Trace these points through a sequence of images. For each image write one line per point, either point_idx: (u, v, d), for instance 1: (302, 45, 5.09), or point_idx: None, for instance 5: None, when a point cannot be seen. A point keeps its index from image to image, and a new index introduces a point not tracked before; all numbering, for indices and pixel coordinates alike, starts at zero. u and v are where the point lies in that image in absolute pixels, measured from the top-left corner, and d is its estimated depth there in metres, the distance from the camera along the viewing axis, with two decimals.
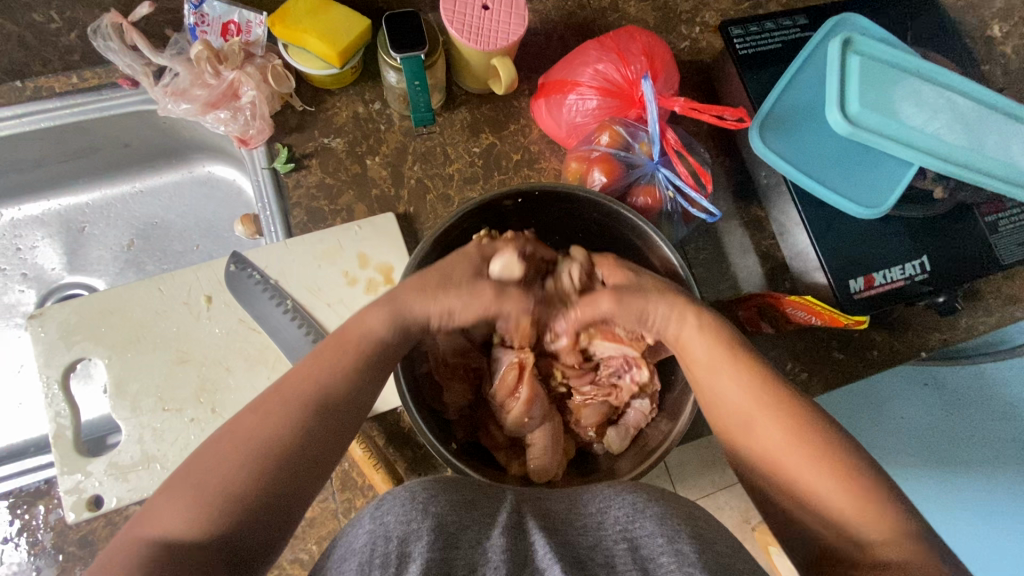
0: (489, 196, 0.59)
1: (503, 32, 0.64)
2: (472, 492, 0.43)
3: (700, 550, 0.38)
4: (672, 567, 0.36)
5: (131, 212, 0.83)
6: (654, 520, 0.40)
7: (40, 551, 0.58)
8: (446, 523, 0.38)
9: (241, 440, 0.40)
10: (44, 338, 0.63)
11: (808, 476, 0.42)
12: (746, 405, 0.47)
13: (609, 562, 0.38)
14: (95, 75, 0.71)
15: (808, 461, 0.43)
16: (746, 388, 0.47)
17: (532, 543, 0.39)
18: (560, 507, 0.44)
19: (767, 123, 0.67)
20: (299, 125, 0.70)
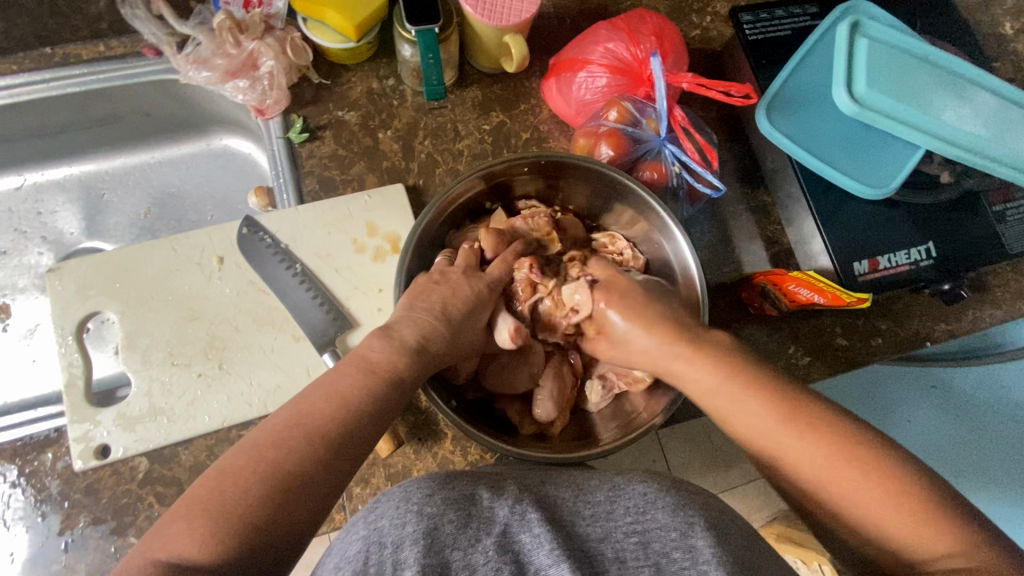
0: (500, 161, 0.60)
1: (516, 8, 0.65)
2: (470, 486, 0.42)
3: (713, 542, 0.39)
4: (685, 564, 0.38)
5: (149, 181, 0.85)
6: (665, 511, 0.41)
7: (47, 497, 0.59)
8: (441, 525, 0.38)
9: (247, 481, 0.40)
10: (61, 291, 0.65)
11: (881, 509, 0.42)
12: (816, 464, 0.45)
13: (619, 557, 0.40)
14: (121, 44, 0.73)
15: (882, 494, 0.43)
16: (816, 450, 0.45)
17: (539, 537, 0.39)
18: (565, 493, 0.44)
19: (775, 103, 0.68)
20: (315, 98, 0.72)
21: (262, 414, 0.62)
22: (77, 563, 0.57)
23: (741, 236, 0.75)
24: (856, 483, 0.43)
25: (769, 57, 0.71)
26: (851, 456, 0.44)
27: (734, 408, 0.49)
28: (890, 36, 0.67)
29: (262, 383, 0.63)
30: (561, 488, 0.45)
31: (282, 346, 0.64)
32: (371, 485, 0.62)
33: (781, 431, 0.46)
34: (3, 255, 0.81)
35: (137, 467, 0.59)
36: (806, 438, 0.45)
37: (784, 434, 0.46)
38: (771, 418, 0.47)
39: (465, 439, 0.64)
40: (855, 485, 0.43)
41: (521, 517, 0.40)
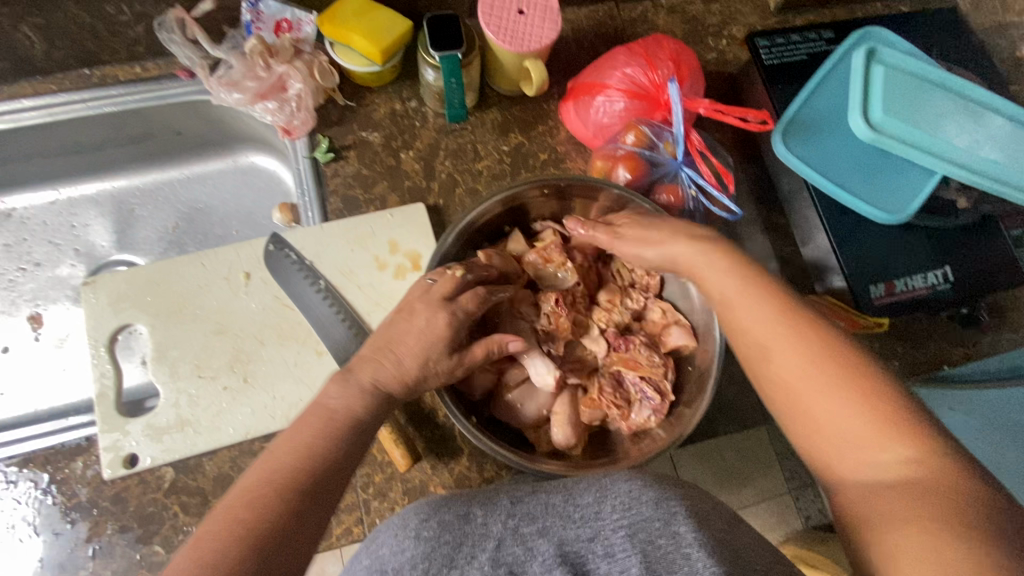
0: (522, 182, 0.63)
1: (537, 35, 0.67)
2: (465, 507, 0.44)
3: (696, 527, 0.38)
4: (670, 549, 0.37)
5: (177, 196, 0.88)
6: (650, 504, 0.40)
7: (76, 504, 0.61)
8: (439, 547, 0.40)
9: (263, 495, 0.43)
10: (94, 303, 0.67)
11: (822, 396, 0.43)
12: (768, 337, 0.47)
13: (609, 553, 0.38)
14: (155, 66, 0.76)
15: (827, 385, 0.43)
16: (774, 322, 0.47)
17: (531, 549, 0.40)
18: (554, 498, 0.44)
19: (792, 128, 0.69)
20: (340, 119, 0.75)
21: (284, 426, 0.63)
22: (103, 569, 0.59)
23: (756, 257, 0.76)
24: (815, 372, 0.44)
25: (786, 82, 0.72)
26: (823, 349, 0.44)
27: (726, 296, 0.50)
28: (907, 63, 0.67)
29: (284, 396, 0.64)
30: (550, 494, 0.45)
31: (305, 361, 0.66)
32: (389, 499, 0.63)
33: (770, 315, 0.47)
34: (37, 266, 0.84)
35: (163, 476, 0.61)
36: (787, 332, 0.46)
37: (761, 319, 0.47)
38: (760, 299, 0.48)
39: (482, 456, 0.65)
40: (815, 375, 0.44)
41: (514, 532, 0.41)
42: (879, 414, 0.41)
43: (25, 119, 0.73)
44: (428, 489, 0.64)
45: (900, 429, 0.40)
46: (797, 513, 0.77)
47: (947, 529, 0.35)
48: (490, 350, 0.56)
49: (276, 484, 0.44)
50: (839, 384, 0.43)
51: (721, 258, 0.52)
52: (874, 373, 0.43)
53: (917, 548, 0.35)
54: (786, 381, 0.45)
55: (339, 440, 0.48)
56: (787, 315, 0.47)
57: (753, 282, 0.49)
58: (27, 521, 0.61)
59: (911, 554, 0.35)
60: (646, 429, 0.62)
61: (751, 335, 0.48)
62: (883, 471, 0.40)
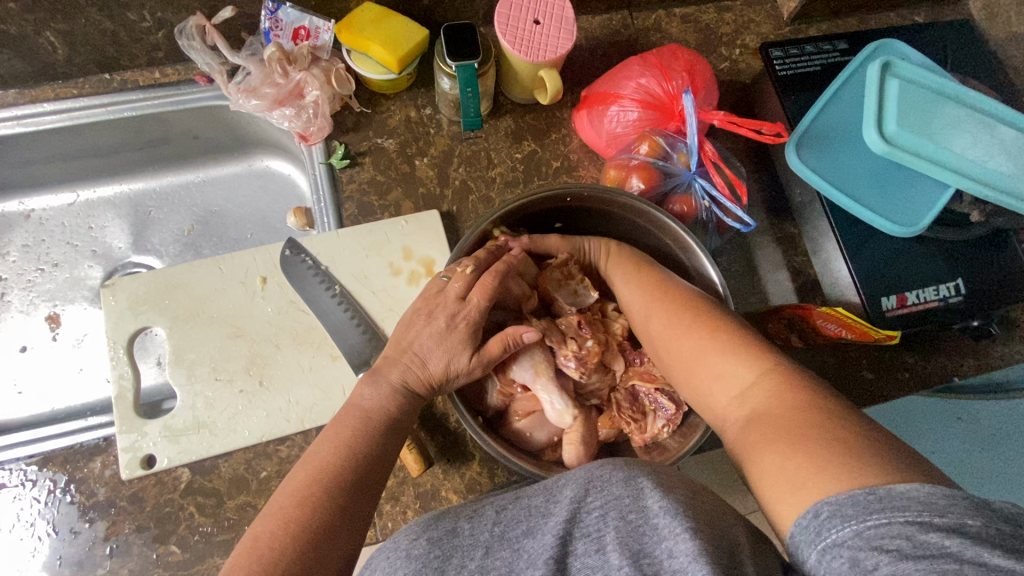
0: (542, 190, 0.62)
1: (552, 45, 0.68)
2: (454, 520, 0.43)
3: (662, 496, 0.37)
4: (640, 523, 0.37)
5: (193, 199, 0.89)
6: (620, 482, 0.40)
7: (94, 503, 0.62)
8: (429, 561, 0.39)
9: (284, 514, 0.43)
10: (113, 305, 0.68)
11: (692, 344, 0.51)
12: (644, 305, 0.58)
13: (587, 534, 0.38)
14: (175, 72, 0.77)
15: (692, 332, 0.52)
16: (644, 292, 0.58)
17: (518, 551, 0.39)
18: (536, 500, 0.43)
19: (806, 139, 0.69)
20: (356, 126, 0.75)
21: (299, 430, 0.64)
22: (120, 568, 0.60)
23: (767, 266, 0.76)
24: (686, 336, 0.52)
25: (800, 93, 0.73)
26: (692, 315, 0.53)
27: (621, 278, 0.62)
28: (922, 76, 0.67)
29: (299, 400, 0.65)
30: (531, 496, 0.43)
31: (320, 365, 0.67)
32: (401, 502, 0.64)
33: (646, 288, 0.58)
34: (55, 267, 0.85)
35: (179, 477, 0.62)
36: (656, 298, 0.57)
37: (645, 301, 0.58)
38: (637, 279, 0.60)
39: (493, 462, 0.65)
40: (685, 338, 0.52)
41: (500, 539, 0.40)
42: (740, 361, 0.47)
43: (46, 122, 0.75)
44: (440, 494, 0.64)
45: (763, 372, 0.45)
46: None
47: (796, 437, 0.39)
48: (505, 343, 0.56)
49: (324, 483, 0.45)
50: (705, 341, 0.50)
51: (616, 251, 0.64)
52: (737, 330, 0.50)
53: (773, 460, 0.39)
54: (670, 350, 0.54)
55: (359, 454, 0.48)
56: (660, 293, 0.57)
57: (629, 263, 0.62)
58: (45, 519, 0.62)
59: (770, 466, 0.39)
60: (660, 440, 0.62)
61: (641, 317, 0.58)
62: (752, 409, 0.44)
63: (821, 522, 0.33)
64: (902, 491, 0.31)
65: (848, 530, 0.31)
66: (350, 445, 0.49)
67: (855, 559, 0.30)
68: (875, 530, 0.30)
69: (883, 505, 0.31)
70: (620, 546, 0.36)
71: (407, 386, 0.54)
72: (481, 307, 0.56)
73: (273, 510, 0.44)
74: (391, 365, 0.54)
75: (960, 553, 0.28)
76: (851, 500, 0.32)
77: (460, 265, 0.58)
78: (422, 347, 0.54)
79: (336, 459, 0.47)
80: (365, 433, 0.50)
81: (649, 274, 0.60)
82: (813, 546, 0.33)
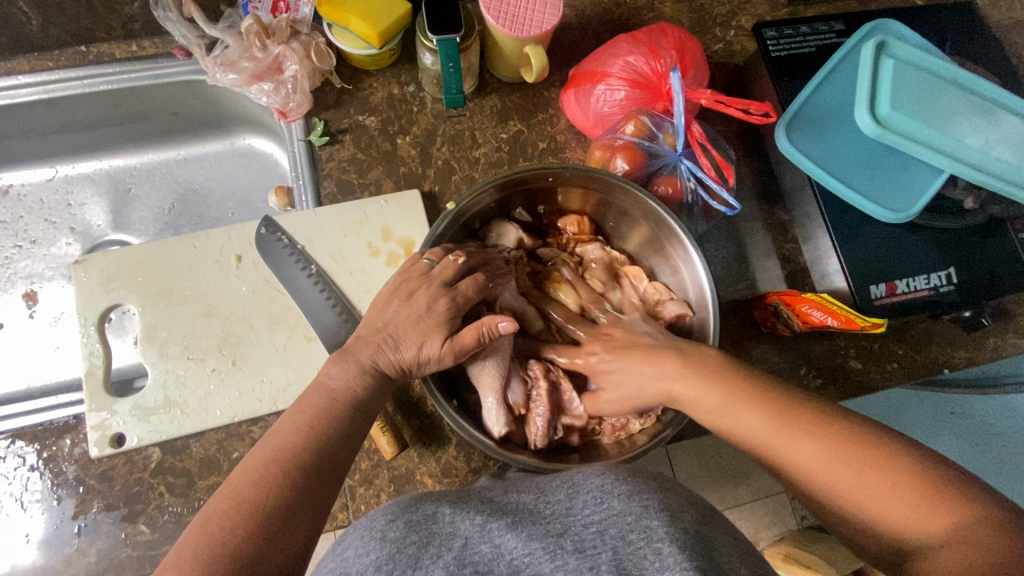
0: (520, 170, 0.60)
1: (537, 20, 0.66)
2: (433, 506, 0.43)
3: (669, 521, 0.36)
4: (641, 545, 0.35)
5: (174, 177, 0.88)
6: (622, 498, 0.39)
7: (63, 481, 0.61)
8: (405, 547, 0.39)
9: (241, 495, 0.42)
10: (85, 281, 0.67)
11: (843, 493, 0.42)
12: (760, 435, 0.46)
13: (579, 548, 0.37)
14: (152, 45, 0.75)
15: (841, 479, 0.42)
16: (760, 420, 0.46)
17: (498, 548, 0.38)
18: (525, 497, 0.43)
19: (796, 121, 0.67)
20: (337, 102, 0.74)
21: (272, 411, 0.63)
22: (89, 547, 0.59)
23: (757, 253, 0.74)
24: (826, 479, 0.43)
25: (792, 73, 0.70)
26: (823, 445, 0.44)
27: (715, 410, 0.49)
28: (918, 57, 0.65)
29: (272, 380, 0.64)
30: (520, 492, 0.44)
31: (294, 346, 0.65)
32: (375, 486, 0.63)
33: (763, 425, 0.46)
34: (33, 243, 0.84)
35: (149, 456, 0.61)
36: (773, 428, 0.46)
37: (758, 430, 0.46)
38: (743, 410, 0.47)
39: (470, 446, 0.64)
40: (833, 479, 0.43)
41: (482, 530, 0.40)
42: (894, 490, 0.41)
43: (22, 95, 0.73)
44: (415, 478, 0.63)
45: (918, 495, 0.40)
46: (792, 513, 0.79)
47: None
48: (480, 333, 0.54)
49: (284, 465, 0.44)
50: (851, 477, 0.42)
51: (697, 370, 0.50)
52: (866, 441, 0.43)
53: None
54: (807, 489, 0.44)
55: (327, 438, 0.47)
56: (777, 419, 0.46)
57: (725, 387, 0.48)
58: (13, 496, 0.60)
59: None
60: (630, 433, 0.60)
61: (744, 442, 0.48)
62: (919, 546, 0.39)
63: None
64: None
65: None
66: (320, 424, 0.48)
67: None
68: None
69: None
70: (613, 566, 0.35)
71: (381, 365, 0.52)
72: (461, 290, 0.55)
73: (229, 488, 0.43)
74: (363, 343, 0.53)
75: None
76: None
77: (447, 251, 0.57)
78: (397, 328, 0.53)
79: (301, 442, 0.46)
80: (335, 414, 0.49)
81: (758, 397, 0.47)
82: None
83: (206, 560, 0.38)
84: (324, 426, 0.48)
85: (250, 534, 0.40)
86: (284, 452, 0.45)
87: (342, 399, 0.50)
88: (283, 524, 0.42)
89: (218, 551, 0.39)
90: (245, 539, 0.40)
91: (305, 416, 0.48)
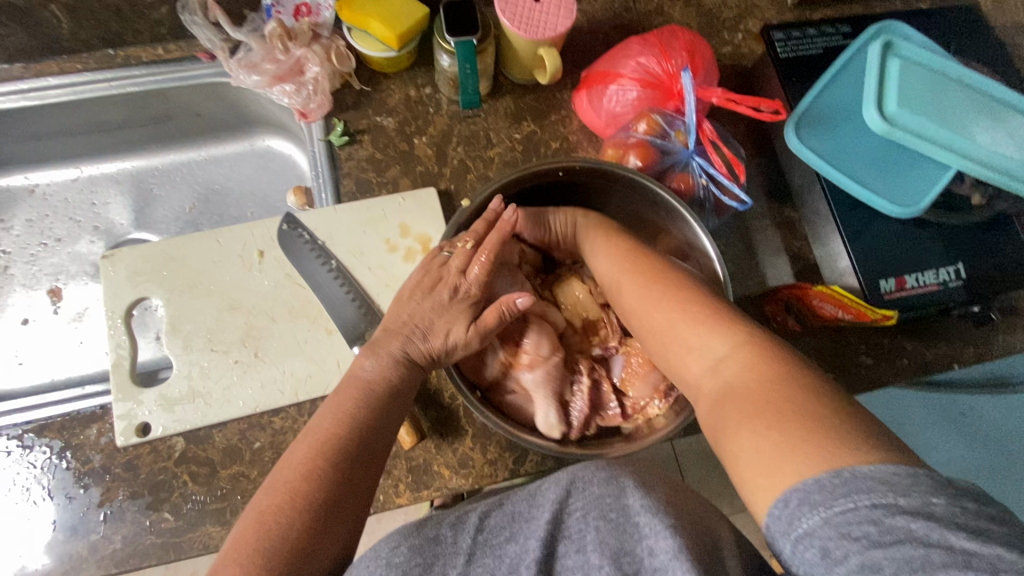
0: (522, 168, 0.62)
1: (552, 23, 0.68)
2: (435, 529, 0.42)
3: (642, 494, 0.38)
4: (620, 521, 0.37)
5: (194, 177, 0.90)
6: (600, 482, 0.40)
7: (89, 470, 0.62)
8: (411, 567, 0.38)
9: (282, 488, 0.44)
10: (113, 275, 0.69)
11: (674, 320, 0.49)
12: (618, 272, 0.57)
13: (566, 534, 0.38)
14: (177, 49, 0.77)
15: (677, 307, 0.50)
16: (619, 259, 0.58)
17: (501, 557, 0.39)
18: (519, 507, 0.43)
19: (804, 120, 0.69)
20: (355, 103, 0.75)
21: (293, 402, 0.65)
22: (114, 534, 0.60)
23: (767, 251, 0.75)
24: (660, 310, 0.51)
25: (800, 74, 0.72)
26: (658, 279, 0.53)
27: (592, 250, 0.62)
28: (923, 56, 0.67)
29: (293, 372, 0.66)
30: (515, 503, 0.44)
31: (315, 339, 0.67)
32: (393, 476, 0.63)
33: (623, 263, 0.57)
34: (58, 241, 0.86)
35: (174, 446, 0.63)
36: (631, 266, 0.56)
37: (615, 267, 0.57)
38: (614, 254, 0.59)
39: (486, 437, 0.66)
40: (662, 309, 0.51)
41: (483, 545, 0.40)
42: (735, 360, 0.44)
43: (51, 96, 0.75)
44: (432, 469, 0.64)
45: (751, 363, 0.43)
46: None
47: (782, 424, 0.37)
48: (501, 312, 0.55)
49: (331, 455, 0.46)
50: (707, 336, 0.46)
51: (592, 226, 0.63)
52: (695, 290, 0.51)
53: (760, 446, 0.37)
54: (647, 326, 0.52)
55: (355, 425, 0.48)
56: (655, 284, 0.53)
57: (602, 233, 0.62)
58: (41, 483, 0.62)
59: (757, 453, 0.37)
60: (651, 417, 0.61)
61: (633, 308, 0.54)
62: (726, 382, 0.43)
63: (792, 511, 0.33)
64: (864, 472, 0.31)
65: (817, 518, 0.31)
66: (353, 414, 0.49)
67: (825, 550, 0.30)
68: (842, 517, 0.30)
69: (848, 486, 0.31)
70: (599, 545, 0.36)
71: (410, 355, 0.54)
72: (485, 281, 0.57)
73: (279, 485, 0.44)
74: (391, 336, 0.55)
75: (931, 539, 0.28)
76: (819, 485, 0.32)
77: (461, 240, 0.58)
78: (421, 318, 0.55)
79: (340, 430, 0.48)
80: (367, 403, 0.50)
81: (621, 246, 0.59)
82: (786, 537, 0.32)
83: (268, 556, 0.40)
84: (358, 415, 0.49)
85: (301, 524, 0.42)
86: (327, 444, 0.46)
87: (369, 389, 0.51)
88: (327, 506, 0.43)
89: (275, 547, 0.40)
90: (298, 529, 0.42)
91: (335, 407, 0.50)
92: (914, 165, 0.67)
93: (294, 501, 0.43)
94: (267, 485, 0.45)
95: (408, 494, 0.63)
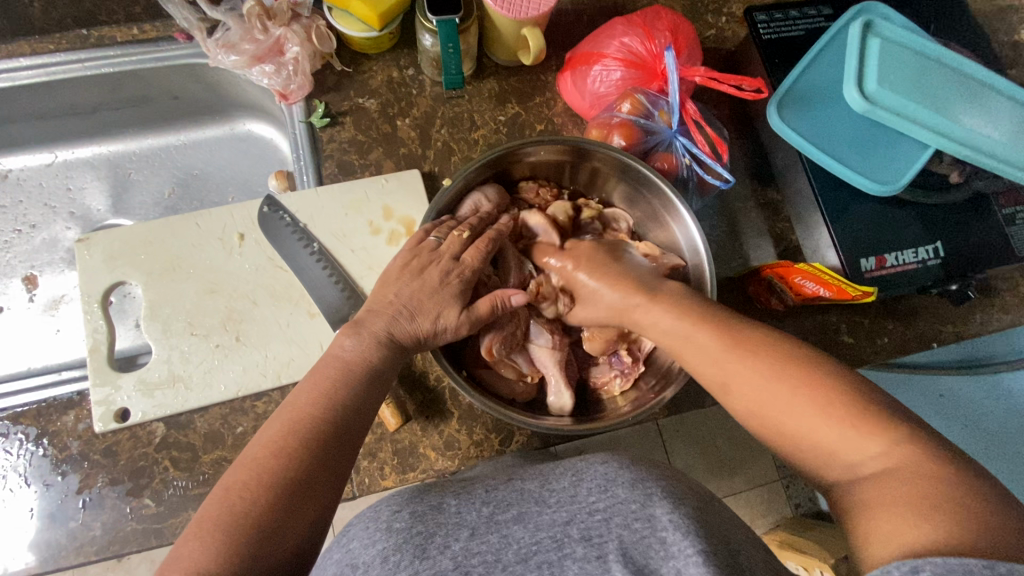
0: (496, 150, 0.61)
1: (534, 3, 0.66)
2: (438, 498, 0.43)
3: (671, 508, 0.37)
4: (644, 534, 0.36)
5: (174, 162, 0.89)
6: (626, 486, 0.39)
7: (67, 457, 0.61)
8: (411, 537, 0.38)
9: (259, 466, 0.43)
10: (88, 259, 0.68)
11: (800, 419, 0.43)
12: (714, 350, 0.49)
13: (586, 536, 0.37)
14: (152, 29, 0.74)
15: (796, 399, 0.44)
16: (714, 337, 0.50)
17: (506, 537, 0.38)
18: (530, 484, 0.43)
19: (786, 100, 0.69)
20: (337, 85, 0.74)
21: (276, 385, 0.64)
22: (93, 522, 0.59)
23: (750, 233, 0.76)
24: (775, 399, 0.45)
25: (782, 56, 0.73)
26: (768, 363, 0.46)
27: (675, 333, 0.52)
28: (903, 36, 0.67)
29: (275, 356, 0.65)
30: (525, 481, 0.44)
31: (297, 321, 0.66)
32: (378, 459, 0.63)
33: (719, 347, 0.49)
34: (32, 228, 0.84)
35: (154, 431, 0.62)
36: (722, 344, 0.49)
37: (711, 348, 0.49)
38: (705, 334, 0.50)
39: (471, 420, 0.65)
40: (788, 403, 0.44)
41: (489, 521, 0.40)
42: (838, 420, 0.41)
43: (22, 77, 0.72)
44: (418, 451, 0.64)
45: (879, 428, 0.40)
46: (787, 500, 0.85)
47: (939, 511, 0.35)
48: (495, 304, 0.57)
49: (309, 438, 0.45)
50: (845, 437, 0.41)
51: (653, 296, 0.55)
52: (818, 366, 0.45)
53: (896, 524, 0.35)
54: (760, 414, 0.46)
55: (339, 407, 0.48)
56: (743, 351, 0.48)
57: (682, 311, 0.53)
58: (17, 471, 0.61)
59: (893, 531, 0.35)
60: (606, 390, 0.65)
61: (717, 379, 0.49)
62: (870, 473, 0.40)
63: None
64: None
65: None
66: (335, 395, 0.48)
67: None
68: None
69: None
70: (622, 556, 0.35)
71: (396, 335, 0.53)
72: (476, 267, 0.57)
73: (249, 459, 0.44)
74: (375, 315, 0.54)
75: None
76: (962, 569, 0.30)
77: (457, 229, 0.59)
78: (409, 299, 0.54)
79: (322, 414, 0.47)
80: (349, 382, 0.50)
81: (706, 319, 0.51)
82: None
83: (232, 532, 0.39)
84: (345, 398, 0.49)
85: (276, 508, 0.41)
86: (305, 427, 0.46)
87: (354, 370, 0.51)
88: (304, 488, 0.43)
89: (242, 528, 0.40)
90: (276, 512, 0.41)
91: (318, 387, 0.49)
92: (892, 144, 0.68)
93: (270, 482, 0.42)
94: (239, 457, 0.44)
95: (394, 476, 0.63)
